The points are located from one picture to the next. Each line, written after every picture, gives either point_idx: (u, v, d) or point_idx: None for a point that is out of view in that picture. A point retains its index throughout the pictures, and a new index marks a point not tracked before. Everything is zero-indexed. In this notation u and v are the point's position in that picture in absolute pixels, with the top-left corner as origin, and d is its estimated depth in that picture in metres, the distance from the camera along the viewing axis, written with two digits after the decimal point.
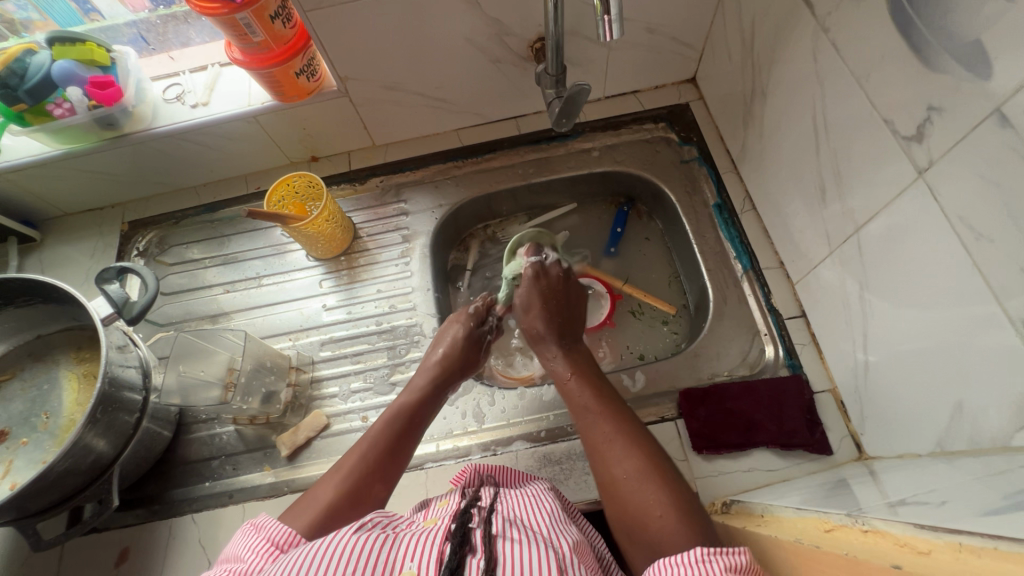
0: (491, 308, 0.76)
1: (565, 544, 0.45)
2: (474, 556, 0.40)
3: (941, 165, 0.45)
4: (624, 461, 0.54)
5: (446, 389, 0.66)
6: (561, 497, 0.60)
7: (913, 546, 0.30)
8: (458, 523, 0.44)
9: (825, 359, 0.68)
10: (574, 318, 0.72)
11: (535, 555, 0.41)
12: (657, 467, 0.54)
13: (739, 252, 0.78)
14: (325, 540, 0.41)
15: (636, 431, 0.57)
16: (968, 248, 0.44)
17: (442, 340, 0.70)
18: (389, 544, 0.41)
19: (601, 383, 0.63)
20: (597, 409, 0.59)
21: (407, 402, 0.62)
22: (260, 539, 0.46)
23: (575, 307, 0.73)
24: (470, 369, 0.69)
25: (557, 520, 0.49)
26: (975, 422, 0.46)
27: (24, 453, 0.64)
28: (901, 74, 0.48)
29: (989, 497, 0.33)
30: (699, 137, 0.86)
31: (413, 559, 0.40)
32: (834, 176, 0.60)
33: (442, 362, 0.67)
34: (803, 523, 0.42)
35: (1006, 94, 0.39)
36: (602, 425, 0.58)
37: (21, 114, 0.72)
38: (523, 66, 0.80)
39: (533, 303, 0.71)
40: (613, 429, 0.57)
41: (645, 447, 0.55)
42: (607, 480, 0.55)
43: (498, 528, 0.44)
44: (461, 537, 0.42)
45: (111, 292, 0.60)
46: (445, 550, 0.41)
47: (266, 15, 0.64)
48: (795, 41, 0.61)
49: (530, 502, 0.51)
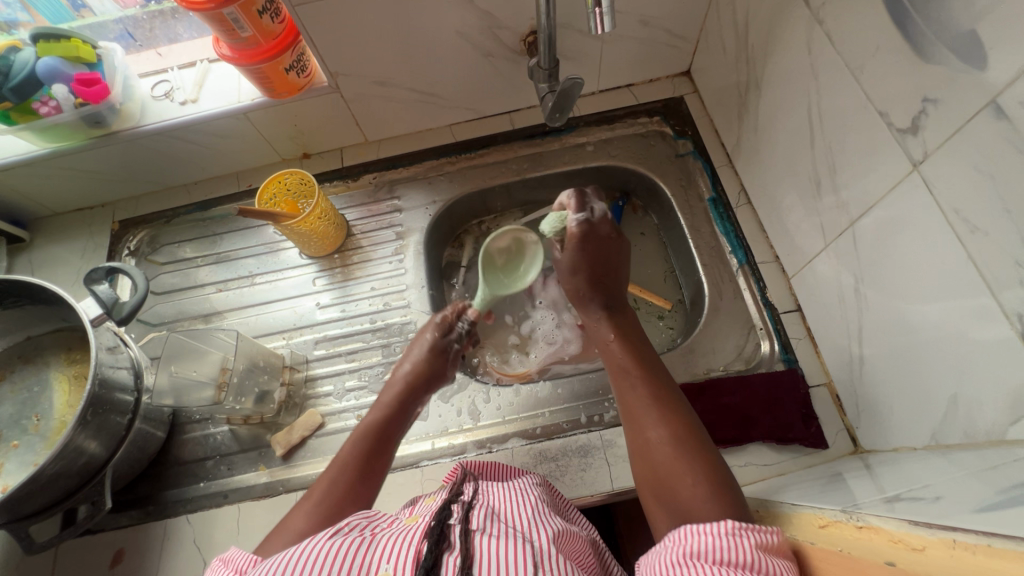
0: (462, 314, 0.73)
1: (545, 536, 0.44)
2: (451, 553, 0.40)
3: (936, 157, 0.45)
4: (659, 427, 0.54)
5: (413, 404, 0.65)
6: (550, 487, 0.59)
7: (907, 543, 0.30)
8: (436, 521, 0.43)
9: (820, 353, 0.68)
10: (618, 278, 0.70)
11: (512, 551, 0.40)
12: (694, 437, 0.52)
13: (735, 246, 0.77)
14: (299, 547, 0.41)
15: (675, 401, 0.56)
16: (962, 241, 0.44)
17: (409, 355, 0.69)
18: (363, 548, 0.41)
19: (643, 352, 0.62)
20: (636, 371, 0.59)
21: (374, 420, 0.62)
22: (227, 572, 0.44)
23: (619, 266, 0.71)
24: (438, 381, 0.68)
25: (542, 512, 0.49)
26: (970, 415, 0.46)
27: (15, 455, 0.64)
28: (896, 66, 0.47)
29: (983, 492, 0.32)
30: (694, 131, 0.86)
31: (388, 561, 0.40)
32: (829, 169, 0.59)
33: (409, 378, 0.66)
34: (798, 518, 0.42)
35: (1002, 86, 0.38)
36: (637, 391, 0.58)
37: (7, 112, 0.71)
38: (515, 60, 0.79)
39: (580, 266, 0.69)
40: (650, 395, 0.57)
41: (683, 420, 0.54)
42: (640, 447, 0.54)
43: (477, 523, 0.44)
44: (438, 534, 0.41)
45: (101, 293, 0.59)
46: (421, 549, 0.40)
47: (254, 10, 0.63)
48: (789, 33, 0.61)
49: (512, 497, 0.51)
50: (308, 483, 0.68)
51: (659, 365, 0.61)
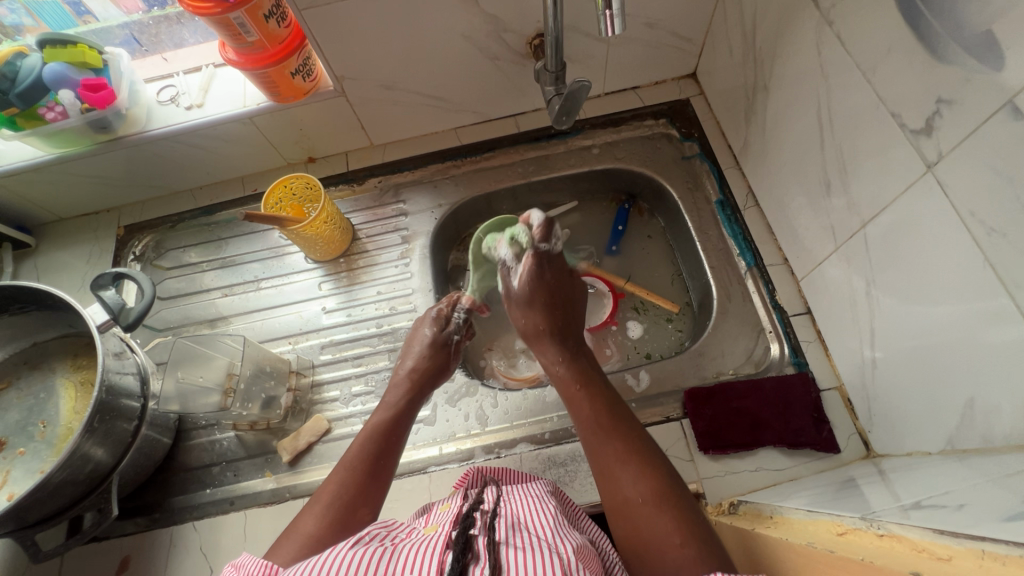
0: (455, 305, 0.75)
1: (568, 547, 0.44)
2: (477, 563, 0.39)
3: (950, 159, 0.44)
4: (640, 483, 0.52)
5: (420, 400, 0.66)
6: (562, 495, 0.59)
7: (932, 552, 0.29)
8: (459, 531, 0.43)
9: (831, 357, 0.67)
10: (575, 318, 0.70)
11: (537, 562, 0.40)
12: (671, 491, 0.51)
13: (743, 249, 0.77)
14: (321, 557, 0.40)
15: (650, 452, 0.55)
16: (978, 243, 0.43)
17: (409, 350, 0.69)
18: (386, 559, 0.41)
19: (601, 389, 0.61)
20: (608, 427, 0.57)
21: (381, 421, 0.61)
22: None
23: (575, 301, 0.72)
24: (442, 376, 0.69)
25: (562, 524, 0.48)
26: (987, 420, 0.45)
27: (21, 463, 0.63)
28: (908, 67, 0.47)
29: (1008, 500, 0.32)
30: (700, 133, 0.86)
31: (413, 571, 0.39)
32: (839, 171, 0.59)
33: (411, 374, 0.67)
34: (814, 525, 0.41)
35: (1019, 86, 0.38)
36: (607, 446, 0.55)
37: (13, 118, 0.71)
38: (521, 63, 0.79)
39: (535, 298, 0.69)
40: (626, 449, 0.54)
41: (659, 472, 0.53)
42: (617, 502, 0.52)
43: (501, 535, 0.43)
44: (463, 544, 0.41)
45: (107, 298, 0.59)
46: (446, 559, 0.39)
47: (260, 14, 0.63)
48: (798, 35, 0.60)
49: (532, 506, 0.50)
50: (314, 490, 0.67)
51: (619, 405, 0.60)
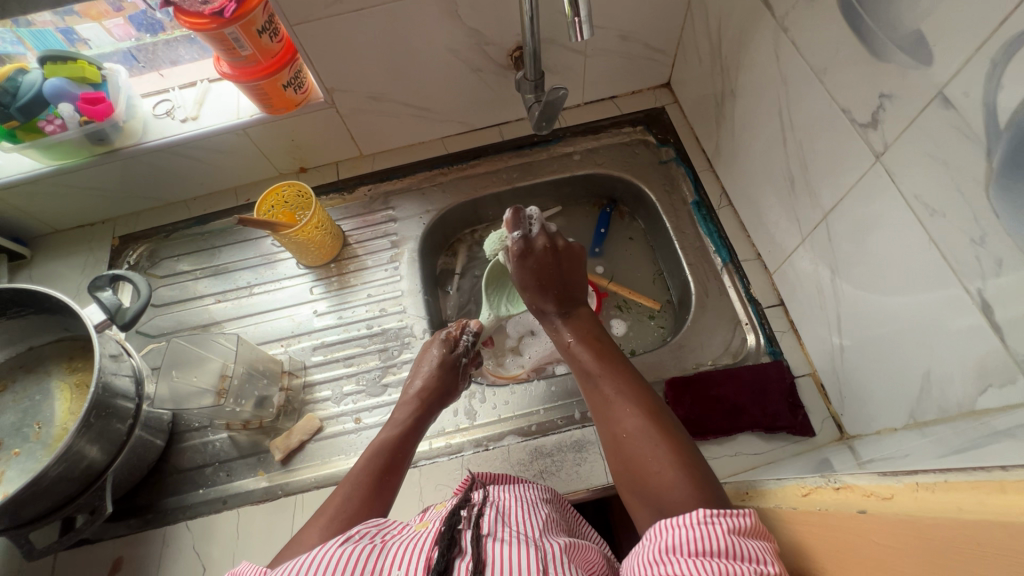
0: (465, 328, 0.75)
1: (554, 545, 0.45)
2: (462, 558, 0.40)
3: (895, 148, 0.48)
4: (629, 418, 0.54)
5: (426, 419, 0.67)
6: (561, 504, 0.59)
7: (877, 494, 0.31)
8: (446, 526, 0.44)
9: (804, 345, 0.70)
10: (574, 286, 0.71)
11: (524, 556, 0.41)
12: (660, 423, 0.53)
13: (718, 246, 0.80)
14: (310, 555, 0.41)
15: (641, 388, 0.57)
16: (923, 224, 0.47)
17: (418, 371, 0.71)
18: (376, 555, 0.42)
19: (597, 340, 0.64)
20: (598, 371, 0.60)
21: (388, 438, 0.62)
22: None
23: (571, 274, 0.71)
24: (450, 396, 0.70)
25: (550, 527, 0.49)
26: (942, 390, 0.48)
27: (16, 463, 0.64)
28: (855, 67, 0.51)
29: (949, 447, 0.34)
30: (675, 138, 0.90)
31: (400, 567, 0.40)
32: (801, 166, 0.63)
33: (419, 393, 0.68)
34: (783, 490, 0.44)
35: (947, 78, 0.42)
36: (605, 387, 0.58)
37: (13, 131, 0.73)
38: (503, 74, 0.83)
39: (529, 280, 0.70)
40: (615, 389, 0.57)
41: (650, 407, 0.55)
42: (613, 437, 0.55)
43: (486, 530, 0.45)
44: (449, 539, 0.42)
45: (104, 300, 0.61)
46: (432, 556, 0.40)
47: (254, 29, 0.67)
48: (758, 43, 0.65)
49: (523, 508, 0.51)
50: (305, 487, 0.68)
51: (620, 357, 0.62)
